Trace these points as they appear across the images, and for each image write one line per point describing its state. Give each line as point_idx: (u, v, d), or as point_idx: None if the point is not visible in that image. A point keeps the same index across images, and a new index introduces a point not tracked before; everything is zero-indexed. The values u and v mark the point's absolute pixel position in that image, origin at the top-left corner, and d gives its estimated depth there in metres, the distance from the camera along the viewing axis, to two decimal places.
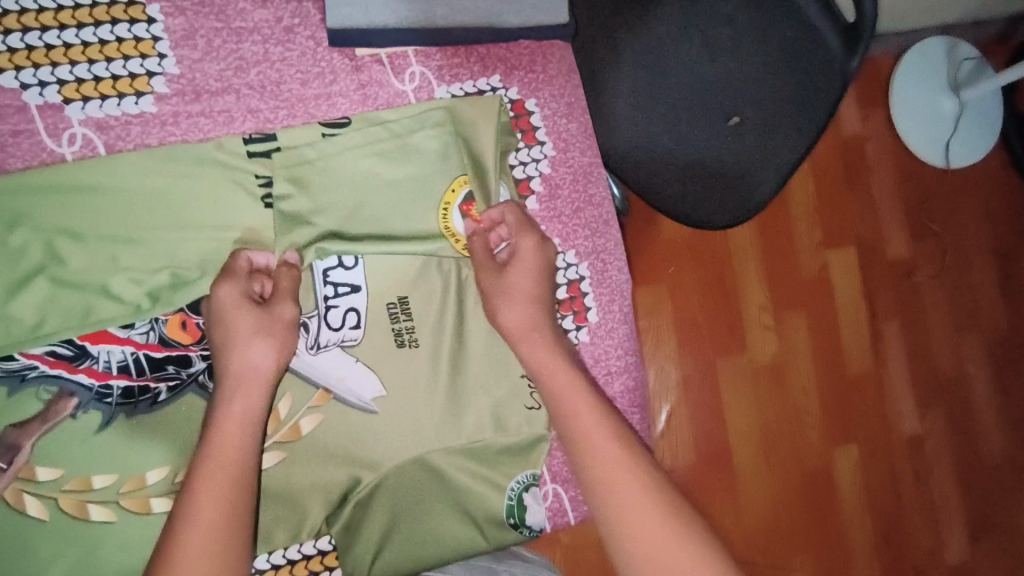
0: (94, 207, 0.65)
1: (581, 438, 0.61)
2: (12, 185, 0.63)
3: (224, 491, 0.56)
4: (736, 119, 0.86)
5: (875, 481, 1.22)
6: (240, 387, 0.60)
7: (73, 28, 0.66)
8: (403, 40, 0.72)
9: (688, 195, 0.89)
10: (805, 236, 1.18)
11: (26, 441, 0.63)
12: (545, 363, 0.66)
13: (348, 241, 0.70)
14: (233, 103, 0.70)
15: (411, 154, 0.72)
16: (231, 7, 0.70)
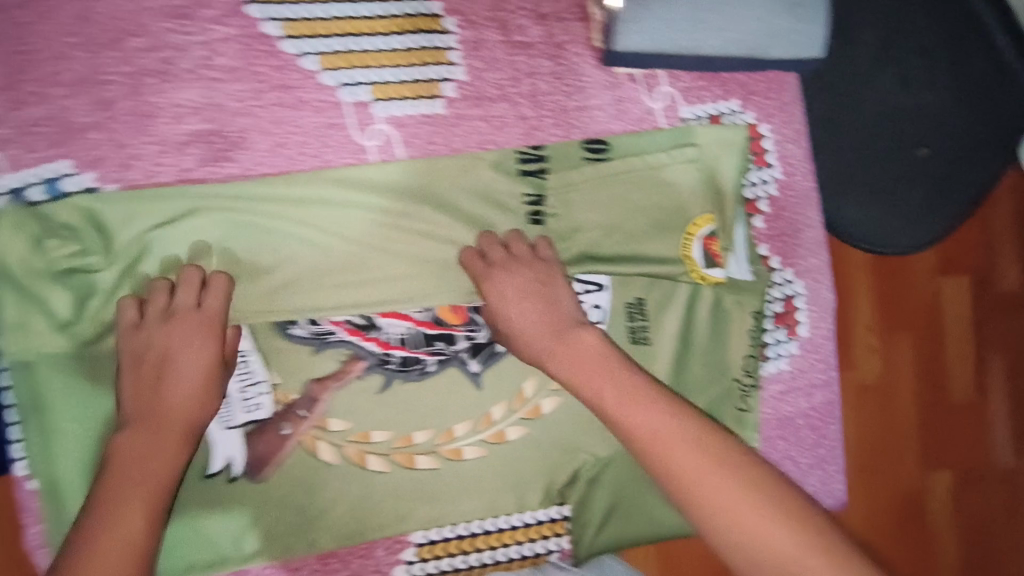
0: (390, 197, 0.72)
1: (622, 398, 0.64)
2: (327, 174, 0.71)
3: (130, 472, 0.60)
4: (926, 149, 0.90)
5: (980, 518, 1.01)
6: (196, 364, 0.63)
7: (383, 36, 0.72)
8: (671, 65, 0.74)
9: (880, 219, 0.91)
10: (931, 260, 1.05)
11: (323, 394, 0.74)
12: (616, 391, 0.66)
13: (604, 259, 0.79)
14: (508, 110, 0.76)
15: (662, 187, 0.80)
16: (513, 22, 0.76)
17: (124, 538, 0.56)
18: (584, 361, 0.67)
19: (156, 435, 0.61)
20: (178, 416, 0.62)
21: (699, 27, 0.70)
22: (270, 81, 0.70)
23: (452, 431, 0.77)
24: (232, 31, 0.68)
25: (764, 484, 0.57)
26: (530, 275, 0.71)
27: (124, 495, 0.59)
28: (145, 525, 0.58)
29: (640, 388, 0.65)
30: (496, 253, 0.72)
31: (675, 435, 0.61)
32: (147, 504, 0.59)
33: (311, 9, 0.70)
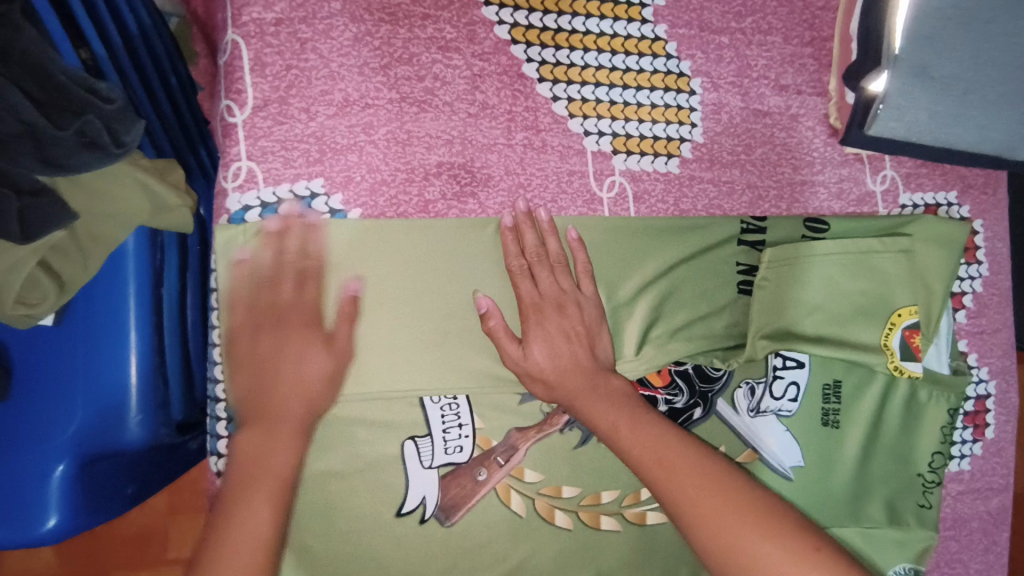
0: (623, 250, 0.72)
1: (637, 424, 0.62)
2: (572, 220, 0.70)
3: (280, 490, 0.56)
4: None
5: None
6: (295, 343, 0.60)
7: (633, 89, 0.73)
8: (903, 147, 0.74)
9: None
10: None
11: (523, 444, 0.70)
12: (648, 428, 0.62)
13: (806, 339, 0.76)
14: (738, 176, 0.76)
15: (870, 272, 0.78)
16: (755, 89, 0.76)
17: (249, 534, 0.53)
18: (612, 403, 0.64)
19: (269, 434, 0.59)
20: (247, 469, 0.56)
21: (960, 122, 0.71)
22: (522, 121, 0.70)
23: (638, 493, 0.74)
24: (494, 68, 0.69)
25: (733, 495, 0.57)
26: (563, 323, 0.66)
27: (246, 496, 0.55)
28: (270, 518, 0.55)
29: (637, 412, 0.63)
30: (548, 289, 0.66)
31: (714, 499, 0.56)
32: (272, 495, 0.56)
33: (571, 55, 0.71)
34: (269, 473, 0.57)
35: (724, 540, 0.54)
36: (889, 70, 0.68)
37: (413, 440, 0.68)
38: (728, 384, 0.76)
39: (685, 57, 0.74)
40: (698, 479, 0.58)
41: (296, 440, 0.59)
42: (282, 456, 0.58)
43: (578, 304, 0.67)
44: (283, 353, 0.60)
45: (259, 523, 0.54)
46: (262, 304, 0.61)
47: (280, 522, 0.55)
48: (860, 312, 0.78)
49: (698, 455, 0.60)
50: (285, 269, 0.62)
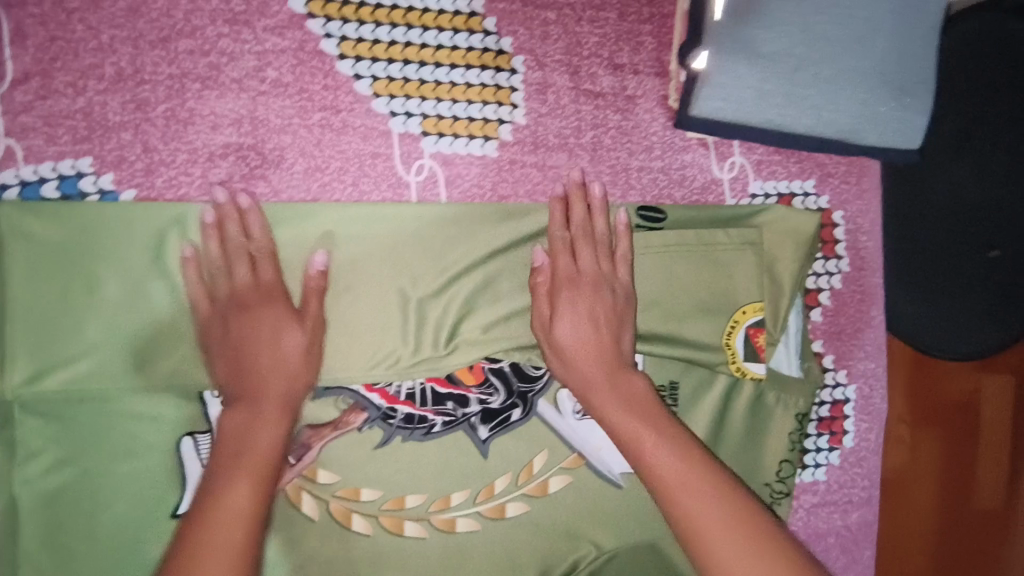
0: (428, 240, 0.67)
1: (590, 391, 0.65)
2: (369, 207, 0.66)
3: (258, 471, 0.57)
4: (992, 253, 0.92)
5: None
6: (267, 329, 0.61)
7: (446, 68, 0.68)
8: (749, 136, 0.66)
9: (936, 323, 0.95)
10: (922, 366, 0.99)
11: (316, 443, 0.67)
12: (633, 411, 0.63)
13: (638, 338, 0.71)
14: (564, 161, 0.71)
15: (714, 267, 0.73)
16: (585, 68, 0.71)
17: (231, 513, 0.54)
18: (630, 401, 0.63)
19: (252, 416, 0.59)
20: (229, 447, 0.58)
21: (794, 102, 0.65)
22: (318, 101, 0.66)
23: (449, 498, 0.70)
24: (288, 44, 0.65)
25: (694, 461, 0.59)
26: (596, 306, 0.67)
27: (225, 482, 0.56)
28: (251, 493, 0.56)
29: (617, 377, 0.65)
30: (586, 266, 0.67)
31: (687, 477, 0.57)
32: (257, 476, 0.57)
33: (376, 31, 0.66)
34: (254, 454, 0.58)
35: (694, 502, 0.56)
36: (710, 45, 0.63)
37: (191, 436, 0.65)
38: (550, 384, 0.72)
39: (506, 34, 0.69)
40: (689, 471, 0.58)
41: (280, 421, 0.60)
42: (264, 438, 0.59)
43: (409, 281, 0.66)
44: (260, 336, 0.61)
45: (240, 503, 0.55)
46: (219, 297, 0.61)
47: (261, 499, 0.56)
48: (702, 306, 0.73)
49: (698, 459, 0.59)
50: (239, 252, 0.61)
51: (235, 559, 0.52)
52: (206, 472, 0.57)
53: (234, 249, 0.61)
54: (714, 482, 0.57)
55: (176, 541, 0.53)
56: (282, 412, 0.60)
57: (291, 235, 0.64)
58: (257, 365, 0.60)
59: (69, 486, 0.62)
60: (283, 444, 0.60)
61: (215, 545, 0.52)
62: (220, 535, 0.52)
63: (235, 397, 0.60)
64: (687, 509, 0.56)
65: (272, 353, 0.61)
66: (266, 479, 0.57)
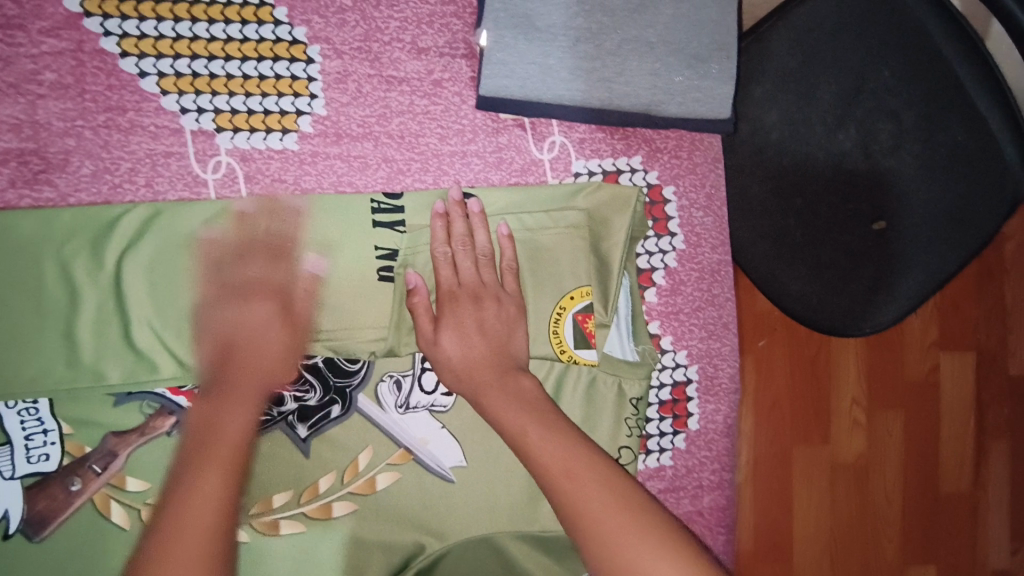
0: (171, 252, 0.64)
1: (481, 389, 0.62)
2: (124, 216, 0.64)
3: (224, 456, 0.54)
4: (882, 225, 0.69)
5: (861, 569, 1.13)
6: (253, 316, 0.62)
7: (237, 61, 0.67)
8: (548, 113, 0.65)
9: (820, 298, 0.77)
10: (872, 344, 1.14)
11: (123, 449, 0.65)
12: (515, 405, 0.61)
13: None
14: (370, 150, 0.69)
15: (536, 252, 0.71)
16: (386, 54, 0.69)
17: (203, 498, 0.51)
18: (520, 401, 0.61)
19: (224, 399, 0.58)
20: (200, 434, 0.56)
21: (580, 76, 0.64)
22: (103, 101, 0.65)
23: (270, 500, 0.66)
24: (66, 45, 0.64)
25: (583, 451, 0.57)
26: (476, 313, 0.65)
27: (196, 469, 0.53)
28: (222, 483, 0.52)
29: (506, 378, 0.63)
30: (468, 276, 0.66)
31: (572, 464, 0.55)
32: (222, 466, 0.53)
33: (160, 27, 0.65)
34: (222, 439, 0.55)
35: (577, 496, 0.53)
36: (485, 29, 0.62)
37: None
38: (369, 378, 0.70)
39: (299, 24, 0.68)
40: (575, 459, 0.56)
41: (250, 408, 0.58)
42: (234, 422, 0.57)
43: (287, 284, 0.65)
44: (245, 323, 0.62)
45: (214, 490, 0.51)
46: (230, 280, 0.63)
47: (235, 492, 0.52)
48: (528, 290, 0.70)
49: (588, 454, 0.57)
50: (253, 247, 0.64)
51: (200, 565, 0.47)
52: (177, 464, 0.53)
53: (175, 234, 0.64)
54: (604, 473, 0.55)
55: (147, 539, 0.49)
56: (252, 399, 0.59)
57: (289, 248, 0.65)
58: (244, 350, 0.62)
59: None
60: (252, 428, 0.58)
61: (183, 531, 0.49)
62: (194, 523, 0.49)
63: (214, 388, 0.59)
64: (578, 504, 0.53)
65: (243, 333, 0.62)
66: (235, 467, 0.54)
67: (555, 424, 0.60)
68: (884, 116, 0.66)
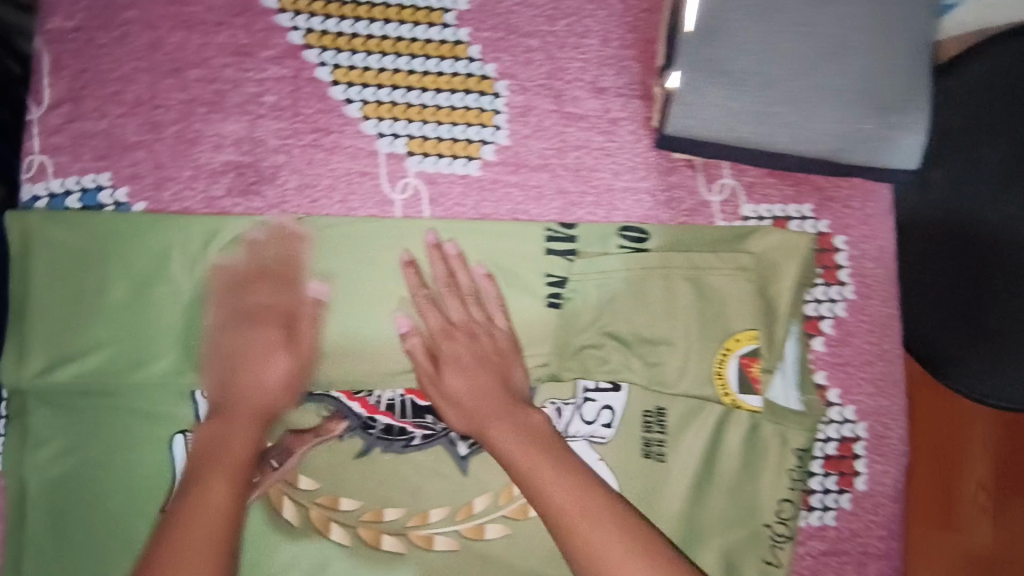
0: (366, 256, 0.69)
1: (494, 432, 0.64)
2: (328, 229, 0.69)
3: (221, 474, 0.60)
4: None
5: None
6: (260, 347, 0.66)
7: (431, 92, 0.71)
8: (728, 155, 0.65)
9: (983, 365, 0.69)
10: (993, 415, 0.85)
11: (299, 449, 0.69)
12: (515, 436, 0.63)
13: (626, 346, 0.71)
14: (546, 181, 0.72)
15: (702, 291, 0.71)
16: (568, 92, 0.73)
17: (210, 514, 0.57)
18: (524, 438, 0.63)
19: (223, 421, 0.64)
20: (209, 447, 0.62)
21: (765, 122, 0.63)
22: (312, 123, 0.71)
23: (425, 515, 0.70)
24: (286, 72, 0.70)
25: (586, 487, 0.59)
26: (472, 348, 0.67)
27: (208, 479, 0.59)
28: (229, 497, 0.59)
29: (514, 413, 0.65)
30: (458, 316, 0.68)
31: (588, 506, 0.58)
32: (230, 474, 0.60)
33: (366, 59, 0.71)
34: (226, 456, 0.61)
35: (594, 544, 0.56)
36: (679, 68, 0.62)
37: (184, 435, 0.68)
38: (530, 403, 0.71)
39: (490, 61, 0.72)
40: (592, 502, 0.58)
41: (254, 424, 0.64)
42: (237, 442, 0.62)
43: (488, 334, 0.68)
44: (250, 354, 0.65)
45: (222, 505, 0.58)
46: (236, 306, 0.66)
47: (238, 502, 0.59)
48: (693, 329, 0.71)
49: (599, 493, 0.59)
50: (263, 271, 0.67)
51: (201, 566, 0.53)
52: (197, 470, 0.61)
53: (269, 263, 0.68)
54: (630, 523, 0.57)
55: (158, 533, 0.57)
56: (252, 420, 0.64)
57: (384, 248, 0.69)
58: (246, 385, 0.65)
59: (78, 473, 0.67)
60: (256, 442, 0.64)
61: (177, 547, 0.54)
62: (196, 535, 0.55)
63: (220, 409, 0.65)
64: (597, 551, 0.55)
65: (255, 377, 0.65)
66: (238, 480, 0.60)
67: (568, 460, 0.62)
68: None
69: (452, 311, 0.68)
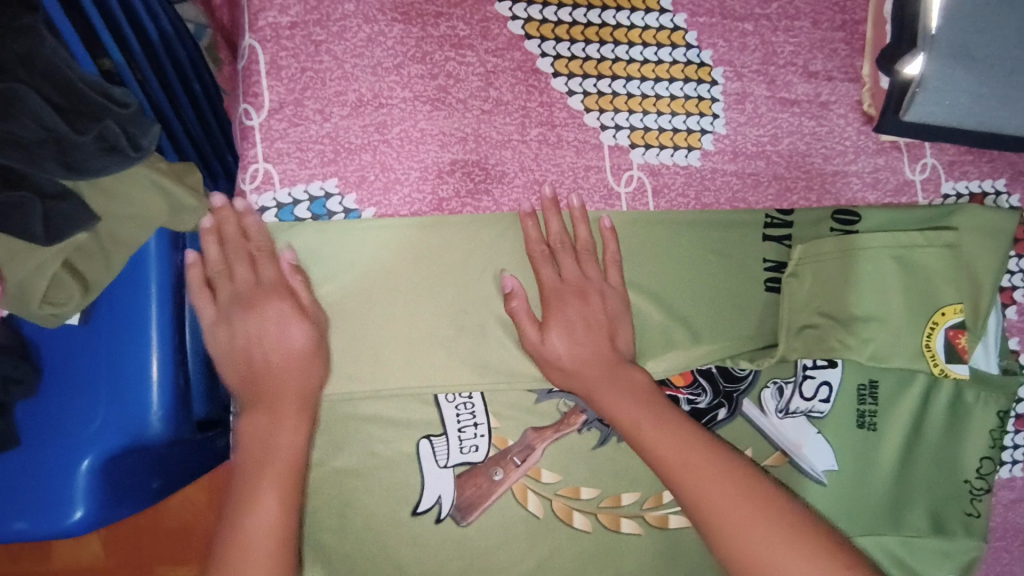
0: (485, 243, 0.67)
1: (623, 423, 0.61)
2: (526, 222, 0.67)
3: (280, 476, 0.57)
4: None
5: None
6: (273, 315, 0.61)
7: (652, 81, 0.71)
8: (965, 136, 0.69)
9: None
10: None
11: (540, 443, 0.68)
12: (652, 428, 0.60)
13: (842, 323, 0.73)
14: (763, 168, 0.73)
15: (910, 268, 0.73)
16: (781, 77, 0.73)
17: (260, 527, 0.54)
18: (673, 434, 0.59)
19: (271, 415, 0.60)
20: (253, 451, 0.58)
21: (1008, 104, 0.66)
22: (536, 116, 0.69)
23: (660, 495, 0.70)
24: (508, 64, 0.68)
25: (729, 473, 0.57)
26: (585, 311, 0.65)
27: (258, 487, 0.56)
28: (280, 511, 0.56)
29: (655, 407, 0.61)
30: (571, 274, 0.65)
31: (728, 493, 0.56)
32: (282, 484, 0.57)
33: (586, 49, 0.70)
34: (275, 455, 0.58)
35: (743, 537, 0.54)
36: (927, 55, 0.64)
37: (428, 439, 0.67)
38: (755, 384, 0.72)
39: (706, 47, 0.72)
40: (693, 453, 0.58)
41: (298, 425, 0.60)
42: (286, 441, 0.59)
43: (602, 294, 0.66)
44: (262, 330, 0.61)
45: (267, 517, 0.55)
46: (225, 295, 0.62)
47: (289, 513, 0.56)
48: (900, 305, 0.73)
49: (736, 469, 0.57)
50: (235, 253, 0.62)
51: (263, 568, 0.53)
52: (244, 474, 0.58)
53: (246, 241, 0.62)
54: (722, 463, 0.58)
55: (221, 533, 0.55)
56: (300, 416, 0.60)
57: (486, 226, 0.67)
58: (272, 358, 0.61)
59: (328, 483, 0.66)
60: (303, 443, 0.60)
61: (260, 531, 0.54)
62: (259, 546, 0.53)
63: (256, 400, 0.60)
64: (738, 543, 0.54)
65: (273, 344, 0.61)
66: (295, 490, 0.57)
67: (701, 436, 0.60)
68: None
69: (568, 266, 0.66)
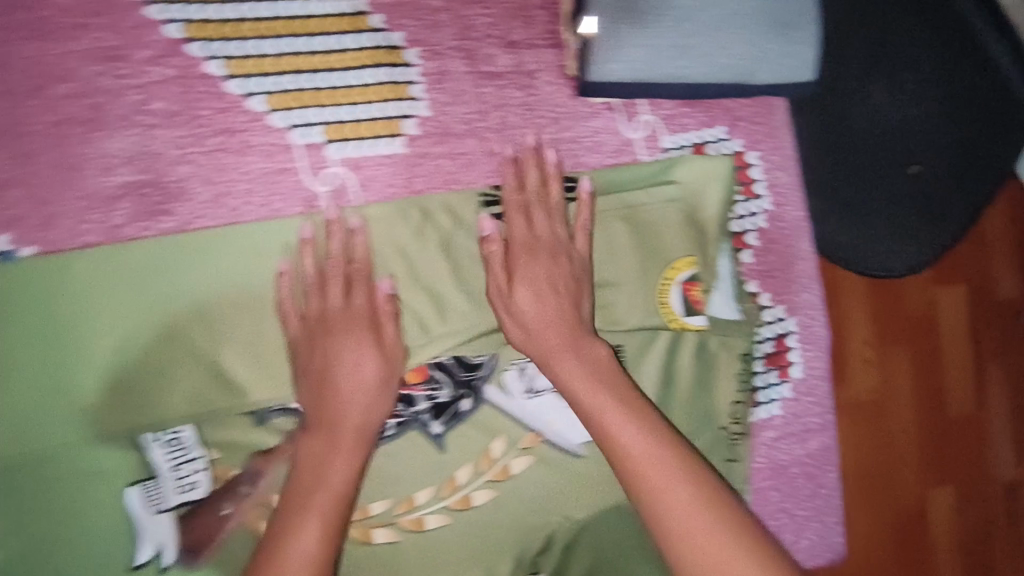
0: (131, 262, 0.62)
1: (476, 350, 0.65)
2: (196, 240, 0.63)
3: (333, 509, 0.60)
4: (915, 167, 0.82)
5: (974, 525, 1.01)
6: (347, 348, 0.63)
7: (338, 72, 0.67)
8: (659, 90, 0.68)
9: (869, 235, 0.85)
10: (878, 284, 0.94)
11: (267, 468, 0.65)
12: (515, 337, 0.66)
13: None
14: (474, 147, 0.71)
15: (638, 228, 0.73)
16: (479, 51, 0.71)
17: (303, 560, 0.57)
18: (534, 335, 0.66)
19: (330, 442, 0.62)
20: (307, 479, 0.61)
21: (685, 53, 0.66)
22: (213, 124, 0.65)
23: (412, 500, 0.69)
24: (171, 72, 0.64)
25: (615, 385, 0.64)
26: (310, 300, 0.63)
27: (302, 520, 0.59)
28: (320, 542, 0.58)
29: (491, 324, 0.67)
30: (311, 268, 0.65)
31: (646, 428, 0.60)
32: (328, 514, 0.59)
33: (259, 45, 0.65)
34: (327, 488, 0.60)
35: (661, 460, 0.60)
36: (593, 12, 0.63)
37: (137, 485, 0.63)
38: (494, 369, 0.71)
39: (395, 28, 0.69)
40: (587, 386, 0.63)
41: (354, 451, 0.62)
42: (337, 475, 0.61)
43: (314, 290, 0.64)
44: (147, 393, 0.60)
45: (308, 549, 0.57)
46: None
47: (332, 546, 0.59)
48: (634, 267, 0.73)
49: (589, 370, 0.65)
50: None
51: None
52: (285, 510, 0.59)
53: None
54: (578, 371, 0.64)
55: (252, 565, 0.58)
56: (359, 440, 0.62)
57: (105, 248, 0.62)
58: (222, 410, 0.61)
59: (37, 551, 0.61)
60: (356, 473, 0.62)
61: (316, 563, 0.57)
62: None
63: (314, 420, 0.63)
64: (630, 453, 0.60)
65: None
66: (344, 523, 0.60)
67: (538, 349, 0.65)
68: (908, 75, 0.80)
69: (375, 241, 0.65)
